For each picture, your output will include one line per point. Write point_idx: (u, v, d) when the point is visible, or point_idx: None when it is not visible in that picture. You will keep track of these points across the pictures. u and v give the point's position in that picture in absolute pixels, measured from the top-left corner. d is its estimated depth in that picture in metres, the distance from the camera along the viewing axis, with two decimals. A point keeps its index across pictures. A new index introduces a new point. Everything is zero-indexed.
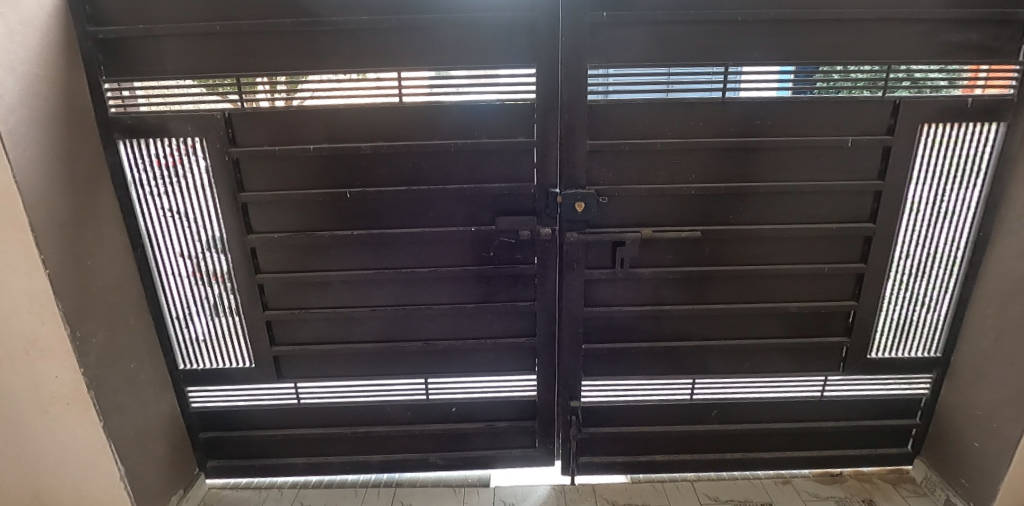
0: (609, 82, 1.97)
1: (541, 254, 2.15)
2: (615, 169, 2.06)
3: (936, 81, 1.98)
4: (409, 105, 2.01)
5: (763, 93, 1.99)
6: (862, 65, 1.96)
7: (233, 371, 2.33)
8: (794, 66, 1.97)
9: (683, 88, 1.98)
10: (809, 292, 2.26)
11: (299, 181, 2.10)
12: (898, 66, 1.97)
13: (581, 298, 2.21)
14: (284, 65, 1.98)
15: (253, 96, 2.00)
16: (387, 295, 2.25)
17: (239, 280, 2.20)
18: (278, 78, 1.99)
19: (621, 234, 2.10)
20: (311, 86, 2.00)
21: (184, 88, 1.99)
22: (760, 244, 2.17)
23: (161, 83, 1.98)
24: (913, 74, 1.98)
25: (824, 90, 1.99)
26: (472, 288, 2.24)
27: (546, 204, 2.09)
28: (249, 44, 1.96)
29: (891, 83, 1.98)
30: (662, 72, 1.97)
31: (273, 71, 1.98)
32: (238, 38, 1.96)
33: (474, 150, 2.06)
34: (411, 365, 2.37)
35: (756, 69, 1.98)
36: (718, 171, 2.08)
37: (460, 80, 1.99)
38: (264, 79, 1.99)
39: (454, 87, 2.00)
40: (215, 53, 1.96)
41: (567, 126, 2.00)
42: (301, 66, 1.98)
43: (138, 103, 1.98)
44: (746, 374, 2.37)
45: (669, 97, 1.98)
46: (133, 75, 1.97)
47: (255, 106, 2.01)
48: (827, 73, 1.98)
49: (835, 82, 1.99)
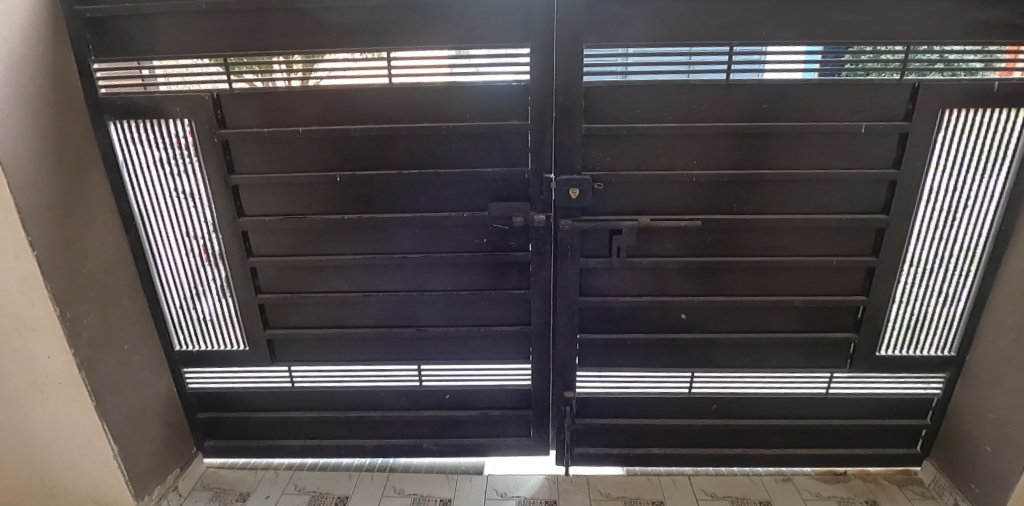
0: (630, 61, 1.87)
1: (536, 242, 2.09)
2: (613, 154, 1.97)
3: (972, 63, 1.84)
4: (403, 87, 1.95)
5: (790, 75, 1.88)
6: (894, 45, 1.84)
7: (228, 354, 2.34)
8: (823, 47, 1.85)
9: (707, 70, 1.88)
10: (816, 286, 2.16)
11: (290, 164, 2.07)
12: (932, 47, 1.84)
13: (576, 288, 2.14)
14: (299, 44, 1.92)
15: (270, 75, 1.96)
16: (379, 281, 2.22)
17: (232, 263, 2.18)
18: (296, 57, 1.94)
19: (618, 222, 2.02)
20: (328, 67, 1.94)
21: (199, 68, 1.95)
22: (765, 235, 2.07)
23: (154, 62, 1.95)
24: (948, 56, 1.84)
25: (853, 72, 1.87)
26: (466, 275, 2.19)
27: (541, 190, 2.02)
28: (253, 23, 1.91)
29: (922, 65, 1.85)
30: (684, 52, 1.87)
31: (289, 50, 1.93)
32: (241, 16, 1.91)
33: (468, 134, 2.00)
34: (404, 351, 2.34)
35: (783, 50, 1.86)
36: (723, 157, 1.98)
37: (480, 60, 1.91)
38: (281, 59, 1.94)
39: (475, 68, 1.92)
40: (208, 33, 1.92)
41: (563, 109, 1.92)
42: (316, 45, 1.92)
43: (157, 82, 1.96)
44: (748, 369, 2.29)
45: (690, 79, 1.89)
46: (137, 55, 1.94)
47: (271, 85, 1.97)
48: (856, 54, 1.86)
49: (864, 64, 1.86)
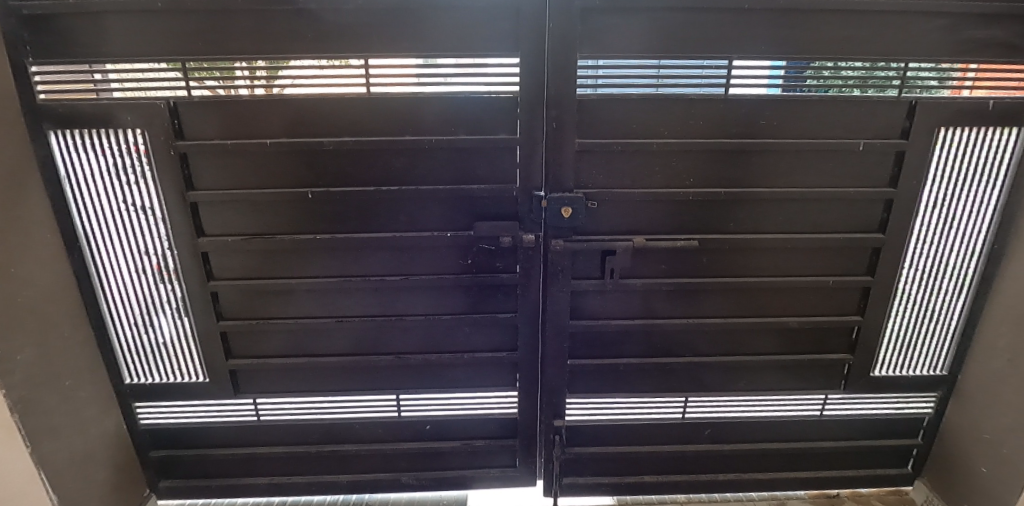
0: (598, 75, 1.77)
1: (524, 263, 1.96)
2: (607, 171, 1.86)
3: (927, 80, 1.82)
4: (380, 98, 1.80)
5: (752, 90, 1.81)
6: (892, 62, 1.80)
7: (186, 387, 2.13)
8: (786, 62, 1.79)
9: (705, 83, 1.80)
10: (813, 307, 2.09)
11: (255, 180, 1.89)
12: (890, 63, 1.80)
13: (567, 311, 2.02)
14: (264, 48, 1.76)
15: (231, 82, 1.78)
16: (354, 305, 2.05)
17: (190, 287, 1.99)
18: (259, 62, 1.77)
19: (612, 243, 1.90)
20: (293, 73, 1.78)
21: (157, 73, 1.76)
22: (762, 255, 1.99)
23: (102, 65, 1.75)
24: (904, 72, 1.81)
25: (815, 87, 1.82)
26: (449, 299, 2.05)
27: (530, 209, 1.90)
28: (212, 24, 1.74)
29: (881, 81, 1.81)
30: (651, 66, 1.78)
31: (252, 54, 1.76)
32: (199, 16, 1.73)
33: (451, 149, 1.86)
34: (381, 380, 2.17)
35: (746, 64, 1.79)
36: (719, 175, 1.89)
37: (448, 69, 1.78)
38: (243, 65, 1.77)
39: (443, 78, 1.79)
40: (162, 34, 1.74)
41: (554, 123, 1.80)
42: (283, 49, 1.76)
43: (111, 87, 1.76)
44: (742, 393, 2.20)
45: (659, 93, 1.80)
46: (87, 58, 1.74)
47: (233, 93, 1.79)
48: (818, 70, 1.81)
49: (826, 80, 1.81)
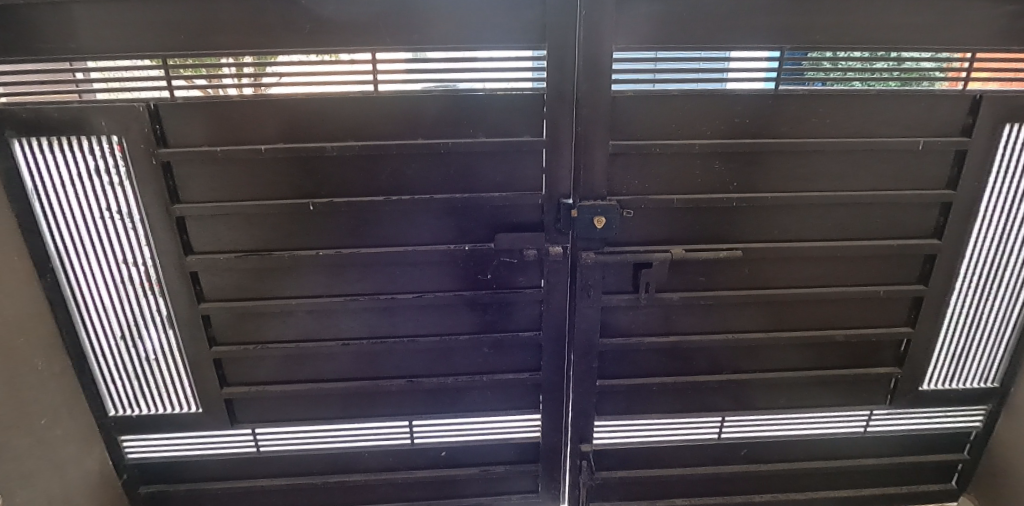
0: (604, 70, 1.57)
1: (548, 277, 1.77)
2: (642, 175, 1.68)
3: (927, 71, 1.63)
4: (389, 98, 1.60)
5: (749, 84, 1.62)
6: (958, 53, 1.62)
7: (177, 418, 1.94)
8: (784, 52, 1.59)
9: (754, 77, 1.61)
10: (860, 319, 1.93)
11: (248, 191, 1.68)
12: (889, 53, 1.61)
13: (596, 329, 1.84)
14: (254, 42, 1.55)
15: (218, 79, 1.58)
16: (361, 326, 1.86)
17: (179, 311, 1.79)
18: (244, 58, 1.56)
19: (647, 255, 1.72)
20: (281, 70, 1.57)
21: (135, 72, 1.55)
22: (807, 264, 1.82)
23: (74, 64, 1.53)
24: (904, 63, 1.62)
25: (812, 80, 1.62)
26: (465, 317, 1.86)
27: (557, 218, 1.71)
28: (195, 15, 1.52)
29: (879, 74, 1.63)
30: (648, 57, 1.57)
31: (239, 48, 1.55)
32: (178, 5, 1.51)
33: (469, 153, 1.67)
34: (391, 405, 1.98)
35: (742, 55, 1.59)
36: (765, 178, 1.71)
37: (439, 64, 1.58)
38: (230, 60, 1.56)
39: (436, 73, 1.58)
40: (136, 27, 1.52)
41: (585, 123, 1.61)
42: (275, 42, 1.55)
43: (94, 88, 1.54)
44: (783, 411, 2.04)
45: (655, 89, 1.60)
46: (55, 54, 1.52)
47: (220, 93, 1.58)
48: (816, 61, 1.61)
49: (824, 72, 1.62)
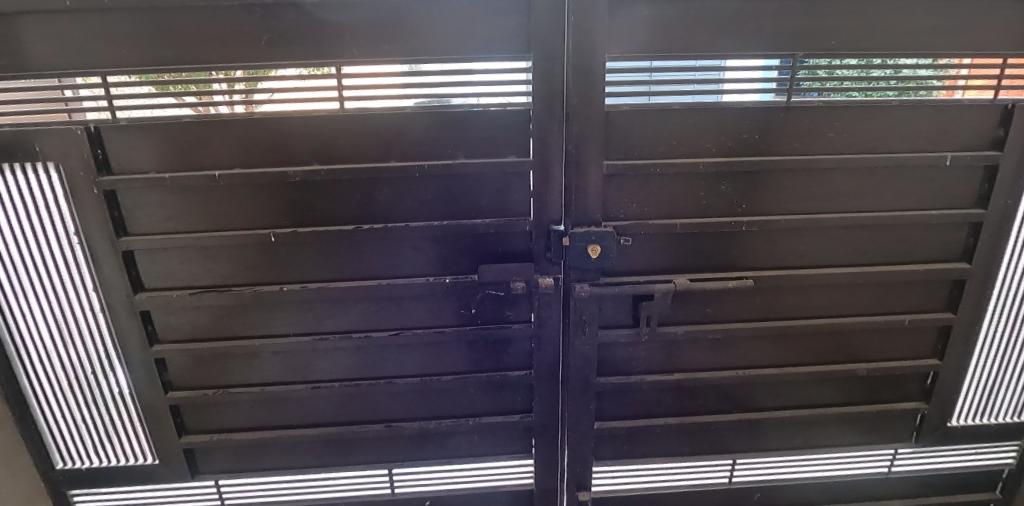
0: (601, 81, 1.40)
1: (539, 311, 1.60)
2: (642, 198, 1.51)
3: (924, 79, 1.47)
4: (358, 116, 1.44)
5: (743, 96, 1.45)
6: (989, 59, 1.46)
7: (131, 471, 1.75)
8: (779, 60, 1.43)
9: (765, 88, 1.45)
10: (882, 350, 1.76)
11: (203, 221, 1.51)
12: (883, 60, 1.45)
13: (593, 366, 1.67)
14: (224, 56, 1.39)
15: (208, 97, 1.41)
16: (333, 367, 1.68)
17: (131, 354, 1.61)
18: (235, 72, 1.40)
19: (648, 286, 1.55)
20: (273, 86, 1.40)
21: (129, 88, 1.39)
22: (824, 292, 1.65)
23: (41, 83, 1.37)
24: (900, 71, 1.46)
25: (806, 91, 1.46)
26: (447, 355, 1.68)
27: (547, 246, 1.54)
28: (166, 24, 1.35)
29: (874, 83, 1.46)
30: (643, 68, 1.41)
31: (230, 62, 1.39)
32: (149, 15, 1.35)
33: (452, 176, 1.50)
34: (369, 452, 1.79)
35: (738, 64, 1.42)
36: (778, 199, 1.54)
37: (434, 77, 1.41)
38: (223, 78, 1.40)
39: (433, 87, 1.42)
40: (90, 40, 1.36)
41: (577, 142, 1.45)
42: (258, 56, 1.39)
43: (84, 106, 1.39)
44: (799, 451, 1.85)
45: (652, 103, 1.44)
46: None
47: (212, 112, 1.42)
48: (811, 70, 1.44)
49: (817, 82, 1.45)
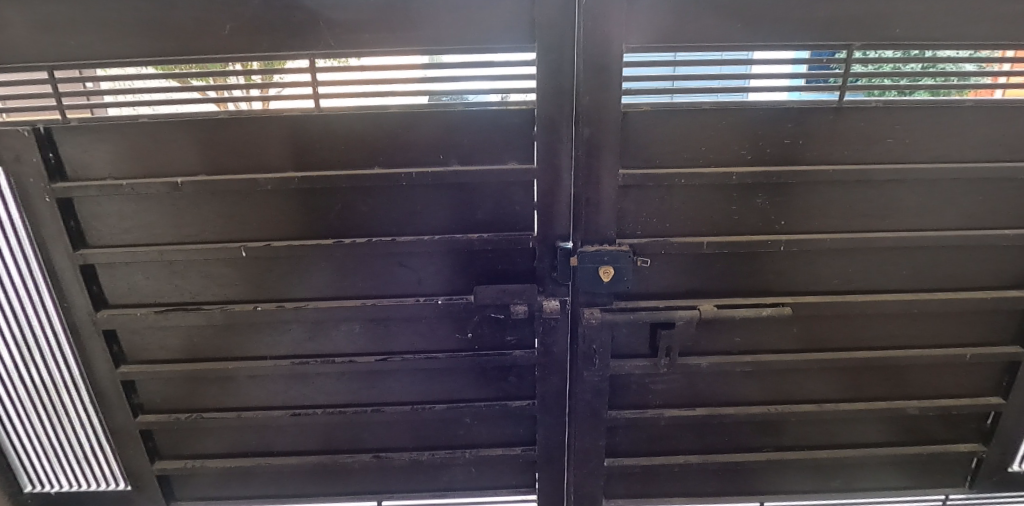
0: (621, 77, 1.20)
1: (543, 337, 1.42)
2: (664, 212, 1.31)
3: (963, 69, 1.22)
4: (337, 116, 1.26)
5: (768, 95, 1.23)
6: None
7: (102, 496, 1.63)
8: (810, 52, 1.21)
9: (814, 85, 1.22)
10: (937, 386, 1.54)
11: (170, 233, 1.35)
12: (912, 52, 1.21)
13: (604, 399, 1.48)
14: (208, 46, 1.21)
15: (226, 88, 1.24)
16: (315, 393, 1.52)
17: (96, 375, 1.47)
18: (251, 63, 1.22)
19: (669, 313, 1.35)
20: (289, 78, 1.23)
21: (148, 81, 1.22)
22: (872, 321, 1.44)
23: (58, 74, 1.21)
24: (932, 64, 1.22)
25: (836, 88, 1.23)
26: (441, 383, 1.51)
27: (553, 265, 1.35)
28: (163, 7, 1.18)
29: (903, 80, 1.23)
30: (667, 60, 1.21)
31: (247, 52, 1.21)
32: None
33: (449, 185, 1.32)
34: (356, 483, 1.64)
35: (767, 57, 1.20)
36: (825, 216, 1.33)
37: (455, 70, 1.22)
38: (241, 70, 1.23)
39: (456, 85, 1.23)
40: (56, 28, 1.19)
41: (588, 148, 1.25)
42: (256, 46, 1.21)
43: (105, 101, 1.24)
44: (835, 495, 1.65)
45: (676, 102, 1.23)
46: None
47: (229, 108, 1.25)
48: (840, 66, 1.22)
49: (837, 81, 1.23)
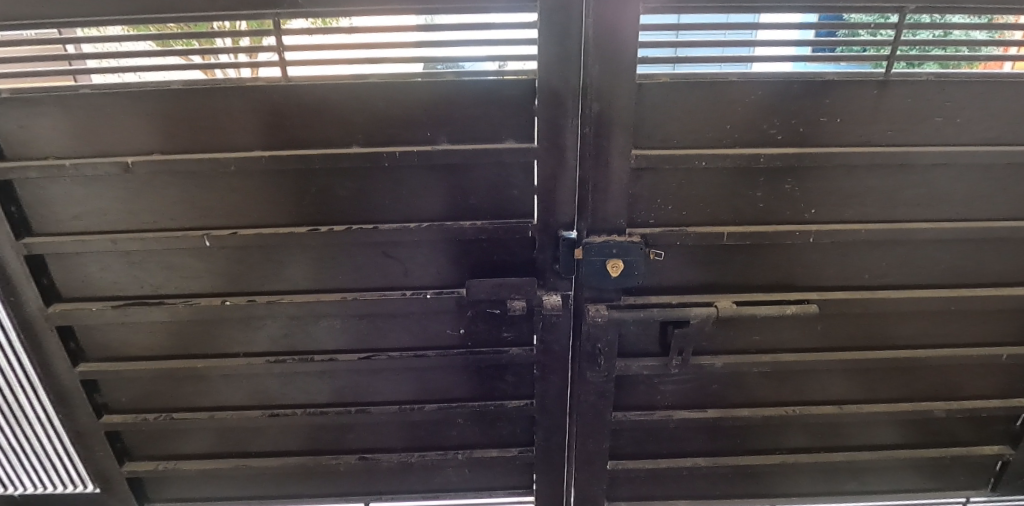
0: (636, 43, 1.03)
1: (543, 334, 1.29)
2: (682, 199, 1.16)
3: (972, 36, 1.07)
4: (308, 87, 1.10)
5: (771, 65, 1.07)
6: None
7: (69, 498, 1.51)
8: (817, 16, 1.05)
9: (859, 55, 1.06)
10: (966, 386, 1.42)
11: (125, 219, 1.20)
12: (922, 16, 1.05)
13: (608, 401, 1.36)
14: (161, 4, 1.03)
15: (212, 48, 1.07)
16: (294, 392, 1.40)
17: (51, 374, 1.33)
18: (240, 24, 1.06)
19: (683, 312, 1.21)
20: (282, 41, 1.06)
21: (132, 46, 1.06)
22: (903, 319, 1.31)
23: (35, 36, 1.04)
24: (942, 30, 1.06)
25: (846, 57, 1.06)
26: (431, 382, 1.39)
27: (555, 257, 1.21)
28: None
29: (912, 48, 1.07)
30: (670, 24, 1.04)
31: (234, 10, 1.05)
32: None
33: (439, 167, 1.16)
34: (342, 484, 1.53)
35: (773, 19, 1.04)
36: (860, 204, 1.18)
37: (451, 34, 1.05)
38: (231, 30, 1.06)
39: (452, 51, 1.07)
40: None
41: (596, 125, 1.09)
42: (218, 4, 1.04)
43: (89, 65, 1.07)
44: (851, 498, 1.55)
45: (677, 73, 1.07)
46: None
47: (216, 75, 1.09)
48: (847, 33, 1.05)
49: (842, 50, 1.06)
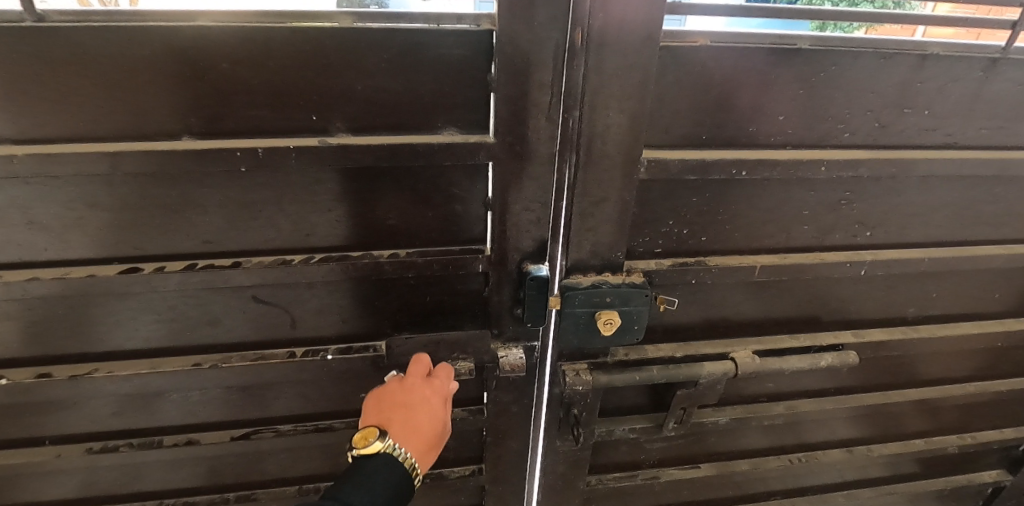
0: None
1: (497, 395, 0.94)
2: (703, 221, 0.80)
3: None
4: (86, 33, 0.60)
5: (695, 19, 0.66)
6: None
7: None
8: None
9: (978, 18, 0.70)
10: (982, 417, 1.23)
11: None
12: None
13: (581, 468, 1.04)
14: None
15: None
16: (139, 481, 0.96)
17: None
18: None
19: (693, 371, 0.89)
20: None
21: None
22: (938, 353, 1.07)
23: None
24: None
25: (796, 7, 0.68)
26: (342, 457, 1.00)
27: (517, 298, 0.85)
28: None
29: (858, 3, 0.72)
30: None
31: None
32: None
33: (339, 172, 0.73)
34: None
35: None
36: (926, 224, 0.88)
37: None
38: None
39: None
40: None
41: (591, 112, 0.68)
42: None
43: None
44: None
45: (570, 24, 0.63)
46: None
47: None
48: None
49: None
